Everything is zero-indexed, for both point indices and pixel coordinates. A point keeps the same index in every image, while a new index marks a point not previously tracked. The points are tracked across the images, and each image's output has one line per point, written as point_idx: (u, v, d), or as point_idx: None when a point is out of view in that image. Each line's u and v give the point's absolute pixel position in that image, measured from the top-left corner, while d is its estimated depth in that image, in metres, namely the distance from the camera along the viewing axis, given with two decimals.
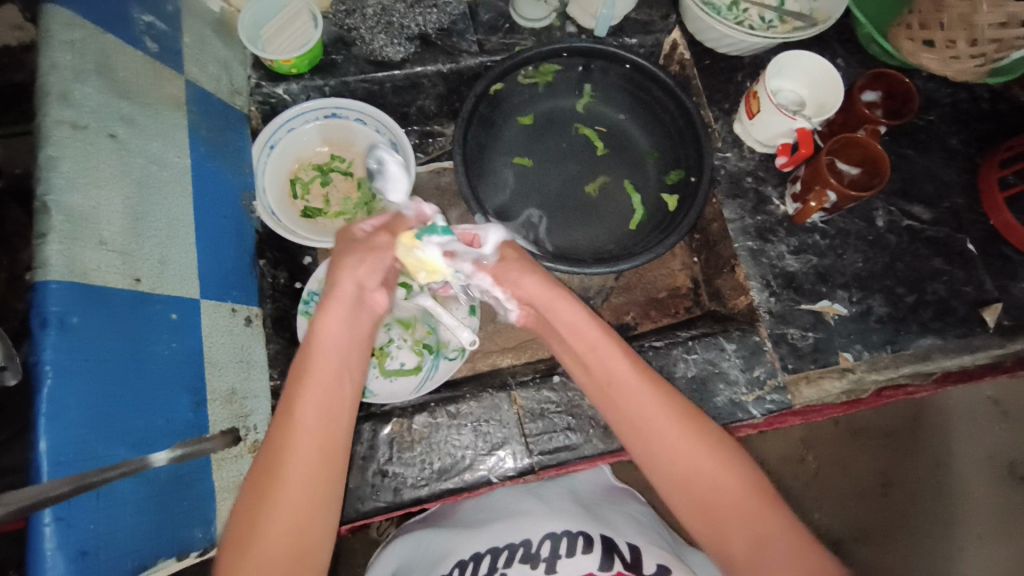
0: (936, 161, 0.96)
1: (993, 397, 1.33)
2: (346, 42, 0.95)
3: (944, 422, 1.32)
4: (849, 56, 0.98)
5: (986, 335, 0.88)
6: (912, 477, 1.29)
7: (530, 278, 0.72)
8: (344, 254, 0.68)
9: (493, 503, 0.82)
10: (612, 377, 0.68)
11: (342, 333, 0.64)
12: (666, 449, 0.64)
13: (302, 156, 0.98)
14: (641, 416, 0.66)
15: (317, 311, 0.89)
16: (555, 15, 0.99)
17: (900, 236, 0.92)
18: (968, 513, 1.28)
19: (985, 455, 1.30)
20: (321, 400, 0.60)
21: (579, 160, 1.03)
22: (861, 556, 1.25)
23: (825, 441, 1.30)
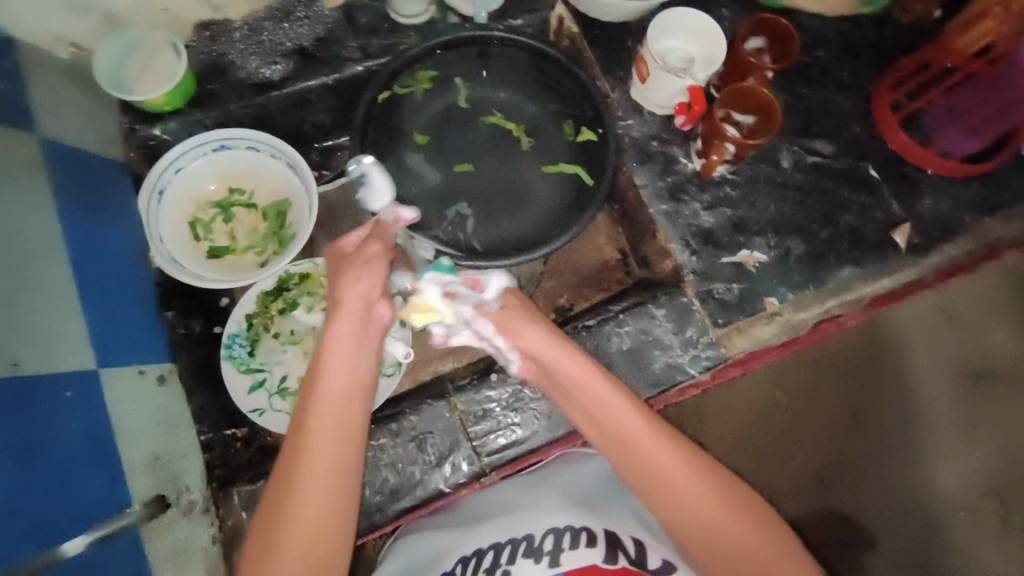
0: (830, 94, 0.98)
1: (941, 304, 1.25)
2: (220, 69, 0.90)
3: (899, 335, 1.25)
4: (733, 5, 0.98)
5: (899, 255, 0.90)
6: (874, 395, 1.24)
7: (535, 330, 0.73)
8: (336, 269, 0.73)
9: (495, 498, 0.77)
10: (616, 419, 0.69)
11: (338, 342, 0.68)
12: (660, 476, 0.66)
13: (198, 194, 0.92)
14: (639, 448, 0.67)
15: (242, 353, 0.86)
16: (434, 8, 0.96)
17: (806, 173, 0.93)
18: (933, 419, 1.23)
19: (943, 361, 1.24)
20: (334, 434, 0.64)
21: (491, 150, 0.99)
22: (839, 484, 1.20)
23: (797, 380, 1.22)
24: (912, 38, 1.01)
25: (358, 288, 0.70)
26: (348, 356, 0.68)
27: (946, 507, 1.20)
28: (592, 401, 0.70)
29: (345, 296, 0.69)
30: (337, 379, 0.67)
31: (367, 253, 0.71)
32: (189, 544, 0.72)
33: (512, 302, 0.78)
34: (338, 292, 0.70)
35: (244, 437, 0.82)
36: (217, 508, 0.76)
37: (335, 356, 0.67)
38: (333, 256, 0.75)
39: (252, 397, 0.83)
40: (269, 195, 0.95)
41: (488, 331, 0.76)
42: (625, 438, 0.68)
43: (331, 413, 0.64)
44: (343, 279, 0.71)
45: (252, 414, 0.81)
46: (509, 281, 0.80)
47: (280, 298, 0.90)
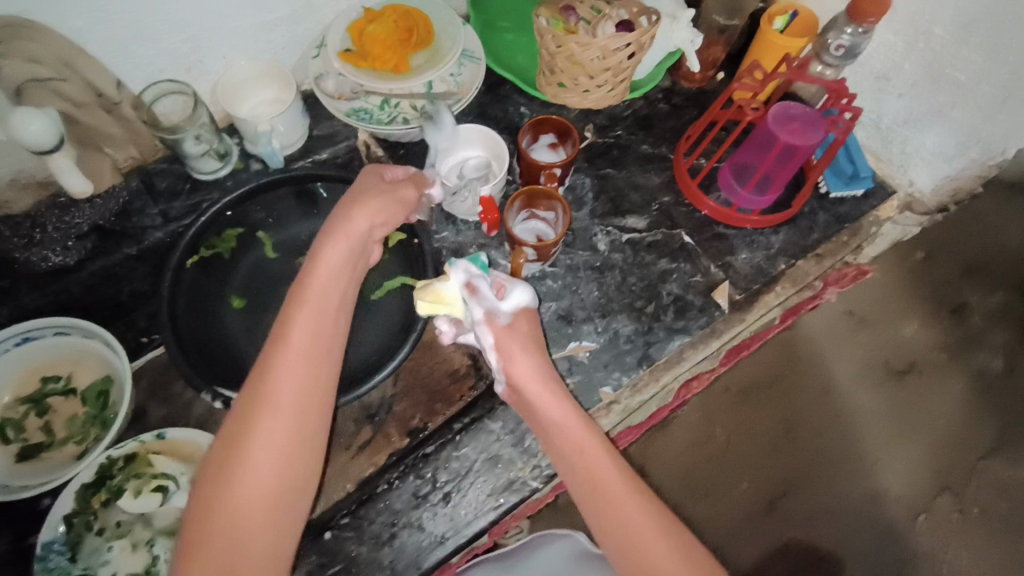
0: (634, 171, 1.02)
1: (847, 308, 1.27)
2: (7, 264, 0.86)
3: (816, 347, 1.26)
4: (530, 102, 1.04)
5: (724, 315, 0.92)
6: (806, 410, 1.23)
7: (530, 359, 0.75)
8: (359, 189, 0.74)
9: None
10: (593, 462, 0.68)
11: (324, 279, 0.69)
12: (624, 522, 0.64)
13: (7, 391, 0.88)
14: (611, 498, 0.66)
15: (61, 564, 0.80)
16: (235, 158, 0.97)
17: (624, 252, 0.95)
18: (863, 426, 1.21)
19: (863, 365, 1.24)
20: (297, 399, 0.63)
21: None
22: (793, 510, 1.18)
23: (719, 411, 1.22)
24: (702, 102, 1.08)
25: (372, 221, 0.72)
26: (322, 316, 0.68)
27: (903, 513, 1.17)
28: (569, 440, 0.70)
29: (358, 219, 0.71)
30: (303, 346, 0.65)
31: (400, 197, 0.76)
32: None
33: (528, 327, 0.78)
34: (345, 215, 0.72)
35: None
36: None
37: (304, 323, 0.66)
38: (366, 177, 0.76)
39: None
40: (88, 376, 0.91)
41: (487, 342, 0.76)
42: (585, 466, 0.68)
43: (297, 378, 0.64)
44: (371, 196, 0.73)
45: None
46: (529, 298, 0.79)
47: (102, 491, 0.83)
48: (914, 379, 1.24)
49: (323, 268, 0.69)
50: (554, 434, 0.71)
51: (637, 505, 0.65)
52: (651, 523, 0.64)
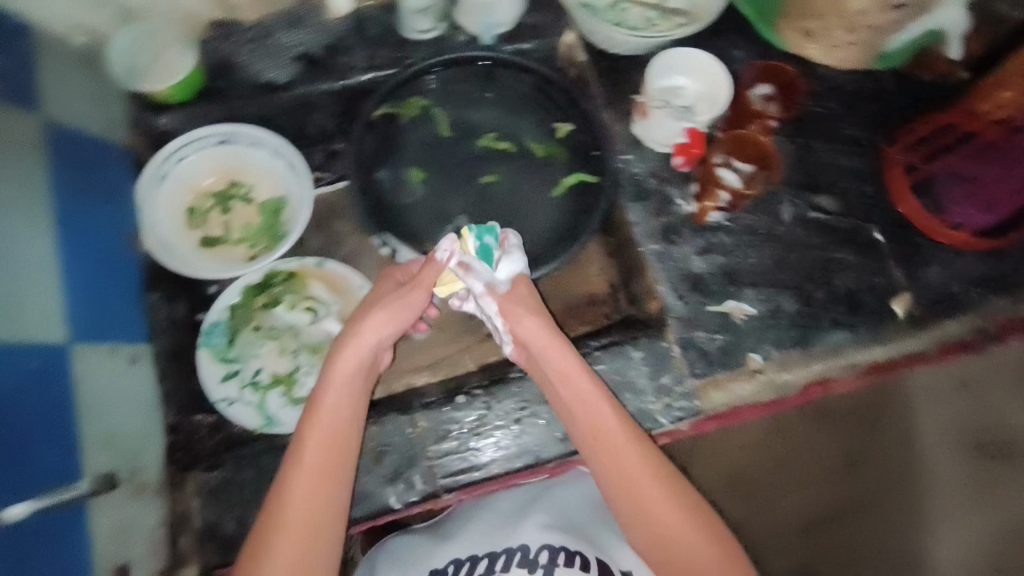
0: (845, 151, 0.94)
1: (961, 372, 1.12)
2: (227, 68, 0.91)
3: (909, 397, 1.11)
4: (750, 48, 0.93)
5: (896, 325, 0.87)
6: (877, 453, 1.11)
7: (558, 338, 0.71)
8: (382, 299, 0.72)
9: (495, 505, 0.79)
10: (613, 442, 0.67)
11: (345, 367, 0.68)
12: (641, 500, 0.65)
13: (198, 184, 0.93)
14: (633, 480, 0.66)
15: (220, 343, 0.88)
16: (445, 26, 0.94)
17: (809, 230, 0.90)
18: (940, 491, 1.10)
19: (945, 427, 1.11)
20: (330, 439, 0.65)
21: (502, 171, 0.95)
22: (831, 547, 1.09)
23: (789, 426, 1.10)
24: None
25: (377, 338, 0.70)
26: (340, 420, 0.67)
27: None
28: (589, 417, 0.69)
29: (365, 334, 0.69)
30: (337, 382, 0.68)
31: (412, 302, 0.72)
32: (139, 521, 0.73)
33: (525, 291, 0.75)
34: (359, 326, 0.70)
35: (212, 423, 0.85)
36: (171, 489, 0.78)
37: (323, 424, 0.66)
38: (384, 289, 0.75)
39: (224, 387, 0.85)
40: (268, 190, 0.95)
41: (493, 311, 0.74)
42: (606, 448, 0.67)
43: (331, 424, 0.66)
44: (381, 308, 0.71)
45: (221, 403, 0.84)
46: (522, 268, 0.76)
47: (265, 294, 0.91)
48: (1002, 463, 1.10)
49: (349, 351, 0.69)
50: (573, 415, 0.70)
51: (654, 488, 0.66)
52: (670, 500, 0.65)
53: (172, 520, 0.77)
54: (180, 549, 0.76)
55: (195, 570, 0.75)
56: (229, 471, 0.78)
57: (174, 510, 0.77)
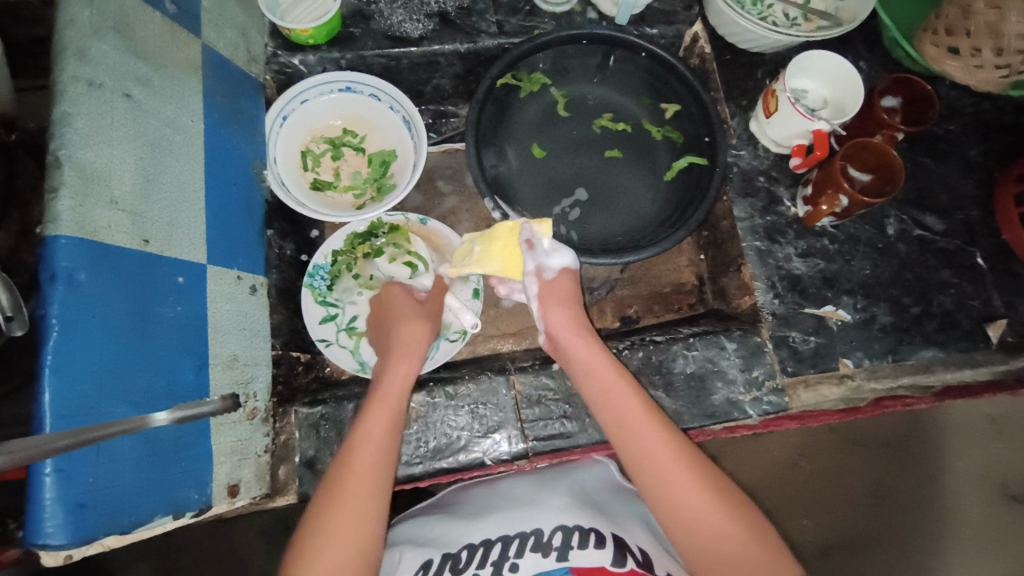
0: (953, 172, 0.95)
1: (989, 414, 1.26)
2: (364, 15, 0.93)
3: (939, 435, 1.25)
4: (871, 57, 0.96)
5: (988, 350, 0.88)
6: (903, 487, 1.23)
7: (580, 342, 0.78)
8: (393, 309, 0.84)
9: (506, 493, 0.85)
10: (641, 432, 0.70)
11: (397, 367, 0.76)
12: (667, 486, 0.67)
13: (315, 128, 0.97)
14: (660, 467, 0.67)
15: (321, 285, 0.92)
16: (576, 1, 0.97)
17: (910, 246, 0.91)
18: (958, 529, 1.21)
19: (976, 470, 1.24)
20: (381, 411, 0.71)
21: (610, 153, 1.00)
22: (848, 565, 1.20)
23: (819, 447, 1.24)
24: None
25: (421, 336, 0.81)
26: (391, 399, 0.73)
27: None
28: (610, 408, 0.73)
29: (400, 338, 0.80)
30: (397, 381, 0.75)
31: (425, 310, 0.85)
32: (248, 446, 0.74)
33: (568, 286, 0.83)
34: (395, 332, 0.81)
35: (306, 361, 0.89)
36: (274, 420, 0.79)
37: (377, 409, 0.71)
38: (401, 297, 0.86)
39: (322, 328, 0.89)
40: (378, 143, 0.99)
41: (530, 290, 0.82)
42: (632, 439, 0.70)
43: (383, 408, 0.71)
44: (405, 321, 0.83)
45: (319, 343, 0.88)
46: (570, 260, 0.83)
47: (367, 244, 0.92)
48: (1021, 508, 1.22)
49: (401, 345, 0.80)
50: (600, 410, 0.73)
51: (683, 474, 0.67)
52: (701, 487, 0.66)
53: (275, 450, 0.78)
54: (281, 478, 0.77)
55: (287, 502, 0.78)
56: (330, 408, 0.79)
57: (277, 438, 0.78)
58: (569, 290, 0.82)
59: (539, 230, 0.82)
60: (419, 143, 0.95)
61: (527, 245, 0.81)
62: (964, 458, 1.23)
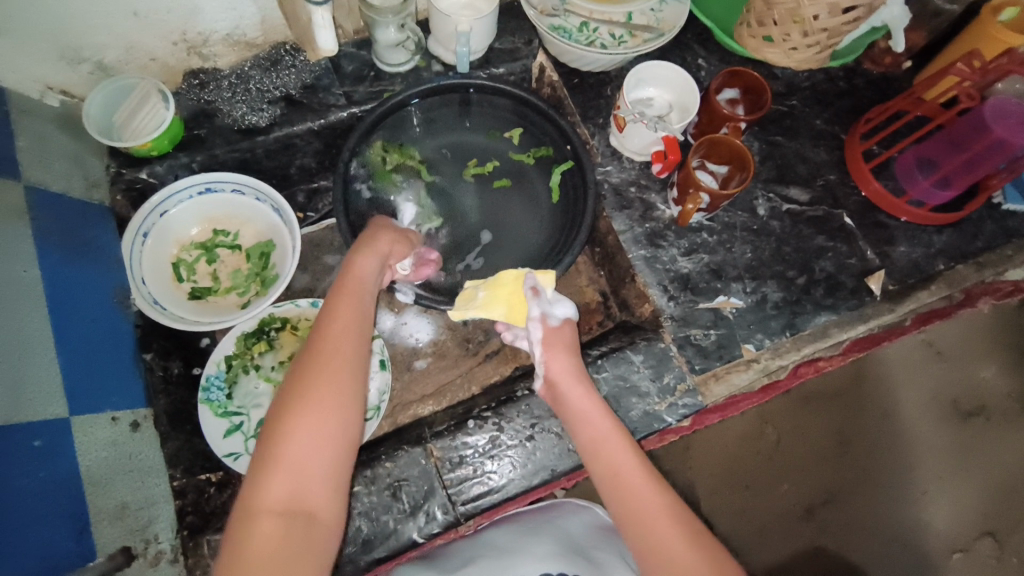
0: (804, 144, 1.00)
1: (925, 340, 1.29)
2: (207, 115, 0.92)
3: (886, 373, 1.27)
4: (709, 55, 1.01)
5: (875, 301, 0.92)
6: (866, 431, 1.24)
7: (583, 389, 0.72)
8: (364, 240, 0.73)
9: (491, 540, 0.75)
10: (637, 488, 0.63)
11: (357, 299, 0.65)
12: (662, 552, 0.60)
13: (182, 237, 0.93)
14: (657, 533, 0.61)
15: (219, 397, 0.86)
16: (419, 57, 0.98)
17: (782, 221, 0.95)
18: (923, 458, 1.23)
19: (928, 398, 1.26)
20: (333, 369, 0.59)
21: (487, 195, 1.01)
22: (831, 520, 1.20)
23: (779, 411, 1.24)
24: (883, 87, 1.04)
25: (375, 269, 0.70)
26: (356, 322, 0.63)
27: (940, 547, 1.19)
28: (606, 462, 0.66)
29: (363, 269, 0.69)
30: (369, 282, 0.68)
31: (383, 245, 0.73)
32: None
33: (571, 335, 0.78)
34: (354, 265, 0.69)
35: (218, 481, 0.80)
36: (185, 558, 0.72)
37: (334, 343, 0.61)
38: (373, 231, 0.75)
39: (228, 441, 0.83)
40: (253, 237, 0.96)
41: (536, 335, 0.77)
42: (625, 496, 0.63)
43: (342, 353, 0.61)
44: (365, 253, 0.70)
45: (227, 458, 0.81)
46: (573, 313, 0.80)
47: (261, 341, 0.91)
48: (978, 422, 1.25)
49: (358, 280, 0.68)
50: (591, 461, 0.66)
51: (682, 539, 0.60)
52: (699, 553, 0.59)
53: None
54: None
55: None
56: None
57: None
58: (574, 338, 0.78)
59: (544, 279, 0.81)
60: (292, 230, 0.93)
61: (531, 294, 0.79)
62: (915, 389, 1.24)
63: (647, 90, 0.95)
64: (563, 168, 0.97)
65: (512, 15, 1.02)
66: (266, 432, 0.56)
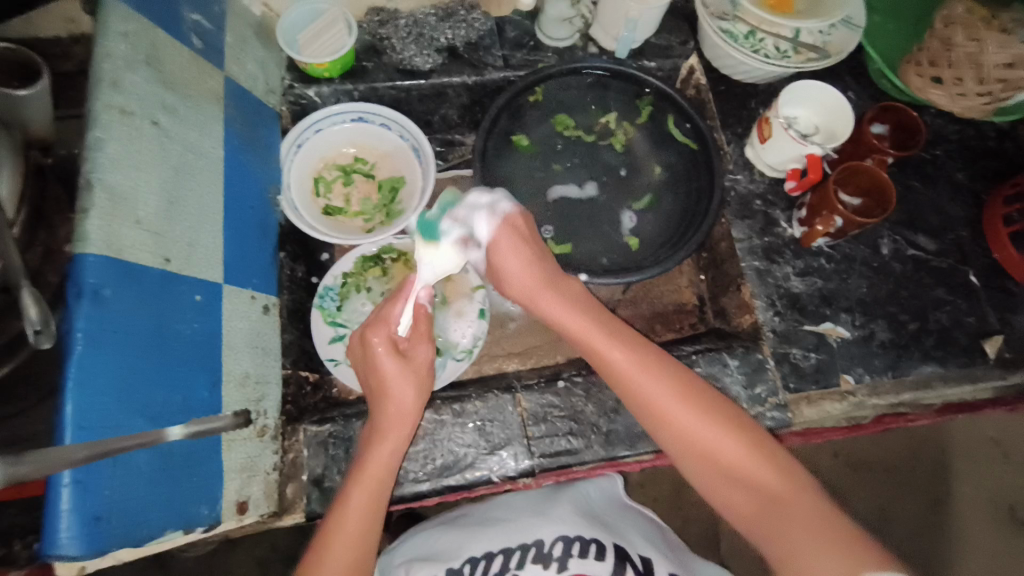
0: (942, 195, 0.98)
1: (993, 436, 1.24)
2: (377, 51, 0.98)
3: (945, 458, 1.23)
4: (860, 90, 1.01)
5: (987, 365, 0.89)
6: (911, 512, 1.19)
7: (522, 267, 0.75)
8: (383, 363, 0.70)
9: (511, 503, 0.83)
10: (647, 379, 0.69)
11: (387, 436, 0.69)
12: (666, 414, 0.68)
13: (327, 156, 1.00)
14: (651, 396, 0.68)
15: (330, 307, 0.93)
16: (579, 36, 1.02)
17: (905, 264, 0.93)
18: (969, 555, 1.17)
19: (985, 496, 1.20)
20: (361, 509, 0.66)
21: (609, 178, 1.03)
22: None
23: (823, 471, 1.20)
24: None
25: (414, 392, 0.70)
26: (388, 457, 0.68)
27: None
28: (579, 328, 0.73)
29: (397, 392, 0.70)
30: (405, 404, 0.70)
31: (422, 361, 0.73)
32: (257, 463, 0.75)
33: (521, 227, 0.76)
34: (386, 388, 0.70)
35: (314, 381, 0.91)
36: (283, 439, 0.80)
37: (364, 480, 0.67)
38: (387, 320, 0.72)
39: (332, 348, 0.90)
40: (387, 171, 1.02)
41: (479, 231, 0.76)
42: (641, 399, 0.69)
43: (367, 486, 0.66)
44: (399, 374, 0.70)
45: (329, 363, 0.89)
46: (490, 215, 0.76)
47: (376, 266, 0.97)
48: None
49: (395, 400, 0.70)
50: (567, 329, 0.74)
51: (679, 400, 0.68)
52: (697, 411, 0.67)
53: (283, 468, 0.79)
54: (288, 496, 0.77)
55: (294, 521, 0.77)
56: (338, 426, 0.80)
57: (285, 457, 0.79)
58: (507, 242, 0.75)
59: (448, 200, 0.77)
60: (428, 170, 0.98)
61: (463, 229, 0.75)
62: (972, 483, 1.20)
63: (783, 110, 0.94)
64: (674, 121, 1.01)
65: (674, 15, 1.05)
66: (309, 557, 0.64)
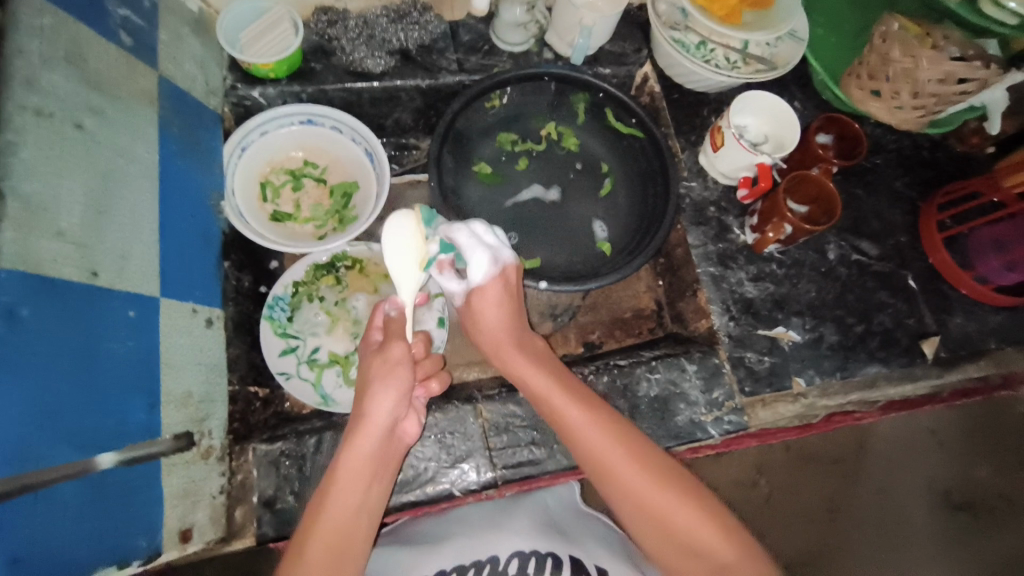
0: (882, 202, 1.03)
1: (930, 427, 1.30)
2: (326, 52, 0.95)
3: (888, 450, 1.28)
4: (806, 100, 1.04)
5: (925, 364, 0.94)
6: (858, 502, 1.24)
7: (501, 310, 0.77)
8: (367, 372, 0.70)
9: (466, 516, 0.81)
10: (603, 441, 0.68)
11: (358, 452, 0.65)
12: (621, 477, 0.67)
13: (275, 160, 0.96)
14: (608, 459, 0.68)
15: (281, 317, 0.90)
16: (534, 41, 1.01)
17: (850, 269, 0.97)
18: (910, 541, 1.23)
19: (923, 483, 1.27)
20: (335, 529, 0.61)
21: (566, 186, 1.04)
22: None
23: (777, 467, 1.24)
24: (965, 165, 1.07)
25: (390, 404, 0.67)
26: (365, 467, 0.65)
27: None
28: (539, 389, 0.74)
29: (374, 410, 0.67)
30: (379, 417, 0.67)
31: (392, 358, 0.69)
32: (202, 488, 0.70)
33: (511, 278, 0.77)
34: (363, 404, 0.68)
35: (264, 397, 0.87)
36: (231, 459, 0.75)
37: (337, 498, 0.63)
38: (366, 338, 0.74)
39: (282, 360, 0.87)
40: (339, 175, 0.98)
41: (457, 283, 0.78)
42: (598, 462, 0.68)
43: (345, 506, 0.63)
44: (381, 382, 0.68)
45: (279, 376, 0.85)
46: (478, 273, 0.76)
47: (330, 274, 0.94)
48: (968, 516, 1.26)
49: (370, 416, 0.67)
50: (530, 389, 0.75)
51: (634, 465, 0.67)
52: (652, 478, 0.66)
53: (231, 490, 0.74)
54: (237, 520, 0.73)
55: (244, 545, 0.73)
56: (291, 444, 0.76)
57: (233, 479, 0.75)
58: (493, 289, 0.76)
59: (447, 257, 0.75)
60: (383, 175, 0.95)
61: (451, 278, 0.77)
62: (912, 471, 1.26)
63: (734, 119, 0.97)
64: (615, 115, 1.01)
65: (628, 23, 1.05)
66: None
